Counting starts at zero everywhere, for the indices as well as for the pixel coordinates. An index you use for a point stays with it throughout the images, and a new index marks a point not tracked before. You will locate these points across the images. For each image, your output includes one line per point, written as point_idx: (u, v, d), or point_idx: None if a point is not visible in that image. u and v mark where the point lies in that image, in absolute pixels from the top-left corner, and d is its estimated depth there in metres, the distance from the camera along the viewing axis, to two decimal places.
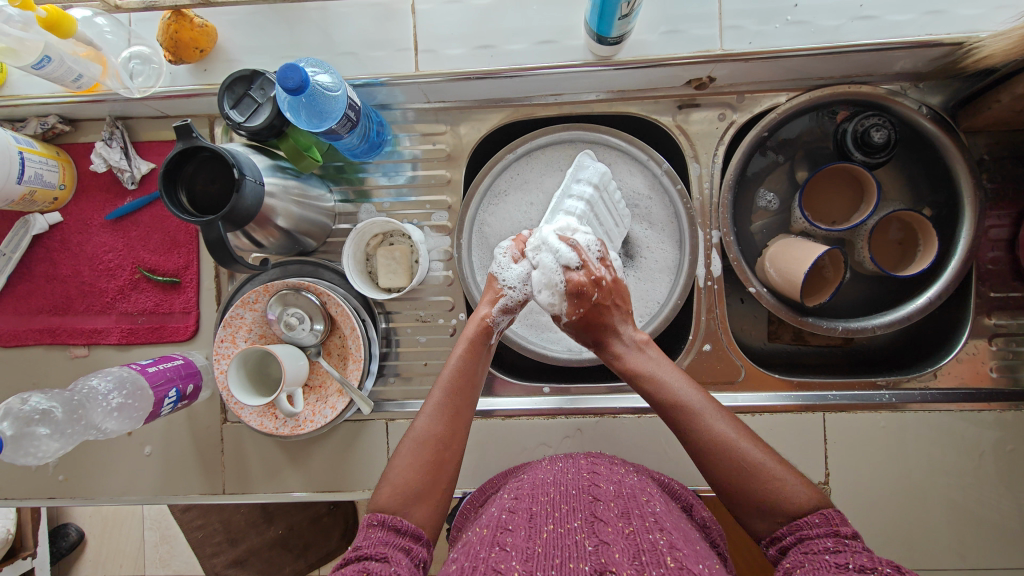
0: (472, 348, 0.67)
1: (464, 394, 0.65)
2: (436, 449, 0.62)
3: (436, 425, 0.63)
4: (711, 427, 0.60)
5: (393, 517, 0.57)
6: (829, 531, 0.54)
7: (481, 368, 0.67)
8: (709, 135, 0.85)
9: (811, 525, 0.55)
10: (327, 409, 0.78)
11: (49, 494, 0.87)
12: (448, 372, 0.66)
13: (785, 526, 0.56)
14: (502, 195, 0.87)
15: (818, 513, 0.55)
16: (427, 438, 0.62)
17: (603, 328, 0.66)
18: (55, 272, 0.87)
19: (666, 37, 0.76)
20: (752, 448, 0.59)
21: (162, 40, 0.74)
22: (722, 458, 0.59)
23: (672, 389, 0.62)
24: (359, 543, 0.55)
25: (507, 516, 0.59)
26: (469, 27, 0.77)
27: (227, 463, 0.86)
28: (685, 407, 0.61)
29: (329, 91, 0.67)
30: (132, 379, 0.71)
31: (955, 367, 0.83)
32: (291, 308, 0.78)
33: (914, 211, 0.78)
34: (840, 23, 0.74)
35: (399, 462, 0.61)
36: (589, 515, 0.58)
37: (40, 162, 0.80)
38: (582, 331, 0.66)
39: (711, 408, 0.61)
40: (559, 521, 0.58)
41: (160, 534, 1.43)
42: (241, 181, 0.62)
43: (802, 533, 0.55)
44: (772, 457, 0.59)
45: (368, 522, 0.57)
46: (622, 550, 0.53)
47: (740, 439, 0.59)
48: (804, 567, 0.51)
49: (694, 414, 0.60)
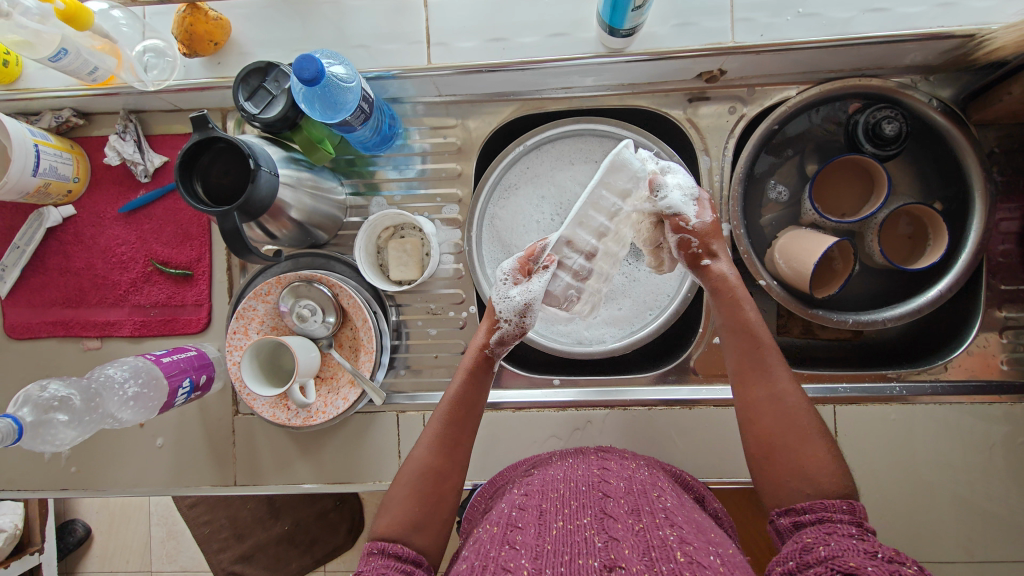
0: (472, 379, 0.68)
1: (461, 432, 0.66)
2: (436, 482, 0.63)
3: (433, 457, 0.64)
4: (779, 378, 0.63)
5: (393, 544, 0.58)
6: (854, 521, 0.54)
7: (480, 403, 0.68)
8: (719, 129, 0.85)
9: (835, 509, 0.55)
10: (339, 400, 0.79)
11: (62, 486, 0.87)
12: (444, 403, 0.67)
13: (809, 504, 0.56)
14: (513, 188, 0.88)
15: (845, 501, 0.56)
16: (423, 469, 0.63)
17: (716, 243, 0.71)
18: (68, 265, 0.87)
19: (677, 29, 0.76)
20: (811, 416, 0.61)
21: (177, 33, 0.75)
22: (782, 414, 0.62)
23: (755, 334, 0.66)
24: (360, 569, 0.56)
25: (517, 514, 0.60)
26: (481, 20, 0.78)
27: (238, 455, 0.86)
28: (762, 353, 0.65)
29: (343, 83, 0.68)
30: (147, 369, 0.71)
31: (965, 360, 0.83)
32: (304, 300, 0.78)
33: (924, 205, 0.78)
34: (851, 15, 0.74)
35: (399, 491, 0.62)
36: (599, 511, 0.59)
37: (54, 155, 0.80)
38: (705, 234, 0.70)
39: (784, 368, 0.64)
40: (569, 517, 0.58)
41: (166, 531, 1.42)
42: (257, 171, 0.62)
43: (824, 514, 0.55)
44: (822, 431, 0.61)
45: (370, 550, 0.58)
46: (631, 546, 0.53)
47: (801, 404, 0.62)
48: (826, 545, 0.51)
49: (769, 362, 0.65)
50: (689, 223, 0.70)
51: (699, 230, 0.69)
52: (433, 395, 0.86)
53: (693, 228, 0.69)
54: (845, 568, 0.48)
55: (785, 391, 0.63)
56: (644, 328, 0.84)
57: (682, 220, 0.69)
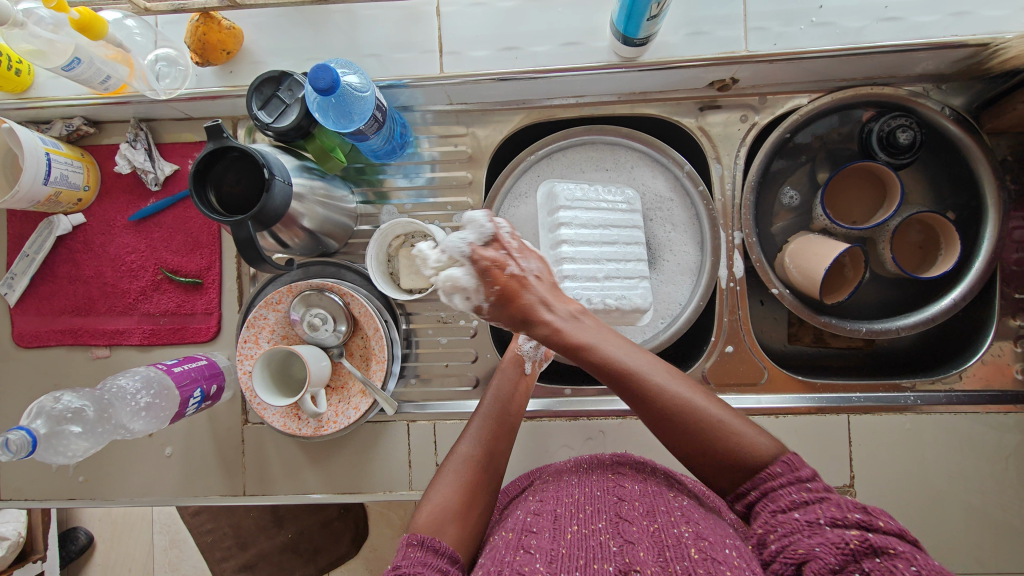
0: (507, 377, 0.76)
1: (504, 425, 0.72)
2: (477, 470, 0.66)
3: (476, 447, 0.69)
4: (659, 389, 0.57)
5: (431, 537, 0.58)
6: (791, 479, 0.54)
7: (513, 411, 0.73)
8: (730, 137, 0.85)
9: (771, 477, 0.54)
10: (350, 409, 0.78)
11: (69, 496, 0.87)
12: (488, 402, 0.73)
13: (750, 481, 0.55)
14: (524, 196, 0.87)
15: (779, 462, 0.54)
16: (468, 457, 0.67)
17: (522, 303, 0.63)
18: (78, 273, 0.87)
19: (689, 38, 0.76)
20: (707, 403, 0.57)
21: (190, 43, 0.75)
22: (681, 419, 0.56)
23: (609, 355, 0.58)
24: (399, 561, 0.55)
25: (532, 519, 0.59)
26: (492, 30, 0.78)
27: (247, 465, 0.85)
28: (626, 371, 0.58)
29: (358, 92, 0.67)
30: (159, 379, 0.70)
31: (979, 369, 0.82)
32: (315, 309, 0.78)
33: (936, 214, 0.79)
34: (864, 24, 0.74)
35: (443, 479, 0.66)
36: (614, 515, 0.58)
37: (65, 164, 0.80)
38: (503, 313, 0.64)
39: (659, 370, 0.58)
40: (583, 522, 0.57)
41: (169, 539, 1.39)
42: (272, 181, 0.62)
43: (765, 487, 0.54)
44: (727, 410, 0.57)
45: (408, 541, 0.58)
46: (646, 548, 0.53)
47: (692, 396, 0.57)
48: (774, 533, 0.51)
49: (639, 377, 0.57)
50: (485, 310, 0.65)
51: (496, 315, 0.65)
52: (443, 404, 0.86)
53: (490, 314, 0.65)
54: (798, 561, 0.48)
55: (673, 392, 0.57)
56: (656, 336, 0.84)
57: (478, 309, 0.65)
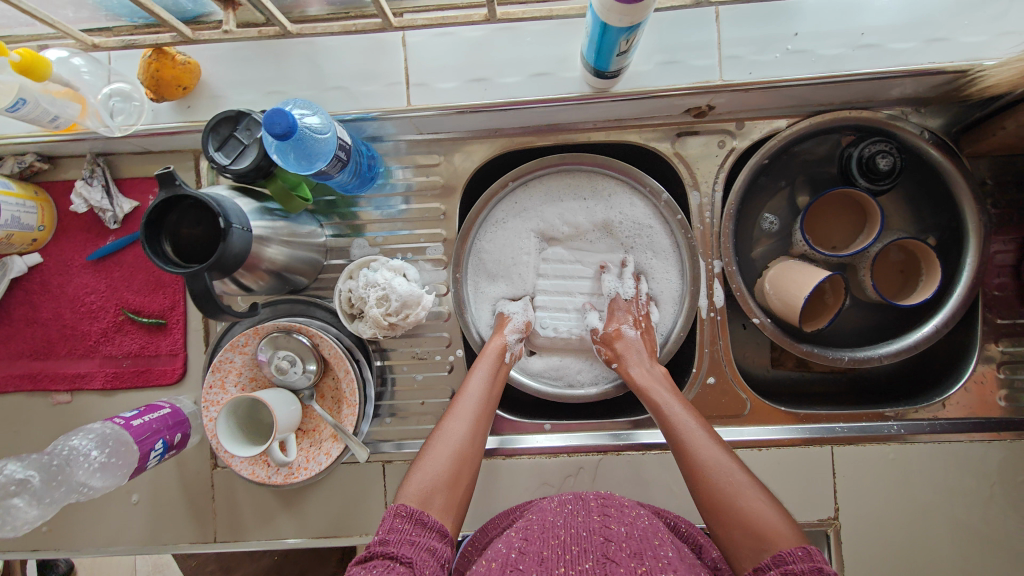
0: (487, 363, 0.74)
1: (488, 408, 0.70)
2: (462, 449, 0.65)
3: (462, 427, 0.67)
4: (704, 449, 0.64)
5: (421, 512, 0.57)
6: (814, 565, 0.50)
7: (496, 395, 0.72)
8: (708, 162, 0.83)
9: (793, 557, 0.51)
10: (321, 455, 0.75)
11: (33, 547, 0.84)
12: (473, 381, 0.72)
13: (771, 557, 0.53)
14: (501, 224, 0.85)
15: (802, 547, 0.52)
16: (459, 439, 0.65)
17: (623, 342, 0.78)
18: (35, 316, 0.83)
19: (662, 67, 0.74)
20: (740, 471, 0.61)
21: (143, 80, 0.72)
22: (718, 479, 0.61)
23: (670, 409, 0.69)
24: (387, 535, 0.55)
25: (516, 557, 0.56)
26: (461, 59, 0.75)
27: (217, 511, 0.82)
28: (684, 426, 0.67)
29: (317, 133, 0.65)
30: (115, 435, 0.67)
31: (962, 396, 0.81)
32: (282, 350, 0.75)
33: (918, 241, 0.77)
34: (841, 51, 0.73)
35: (430, 456, 0.64)
36: (601, 555, 0.55)
37: (16, 205, 0.76)
38: (610, 339, 0.79)
39: (710, 437, 0.65)
40: (570, 563, 0.54)
41: (152, 564, 1.37)
42: (228, 230, 0.59)
43: (785, 565, 0.51)
44: (755, 484, 0.60)
45: (397, 511, 0.57)
46: None
47: (732, 464, 0.62)
48: None
49: (692, 436, 0.66)
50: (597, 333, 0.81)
51: (604, 337, 0.80)
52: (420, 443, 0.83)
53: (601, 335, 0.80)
54: None
55: (715, 456, 0.63)
56: None
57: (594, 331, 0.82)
